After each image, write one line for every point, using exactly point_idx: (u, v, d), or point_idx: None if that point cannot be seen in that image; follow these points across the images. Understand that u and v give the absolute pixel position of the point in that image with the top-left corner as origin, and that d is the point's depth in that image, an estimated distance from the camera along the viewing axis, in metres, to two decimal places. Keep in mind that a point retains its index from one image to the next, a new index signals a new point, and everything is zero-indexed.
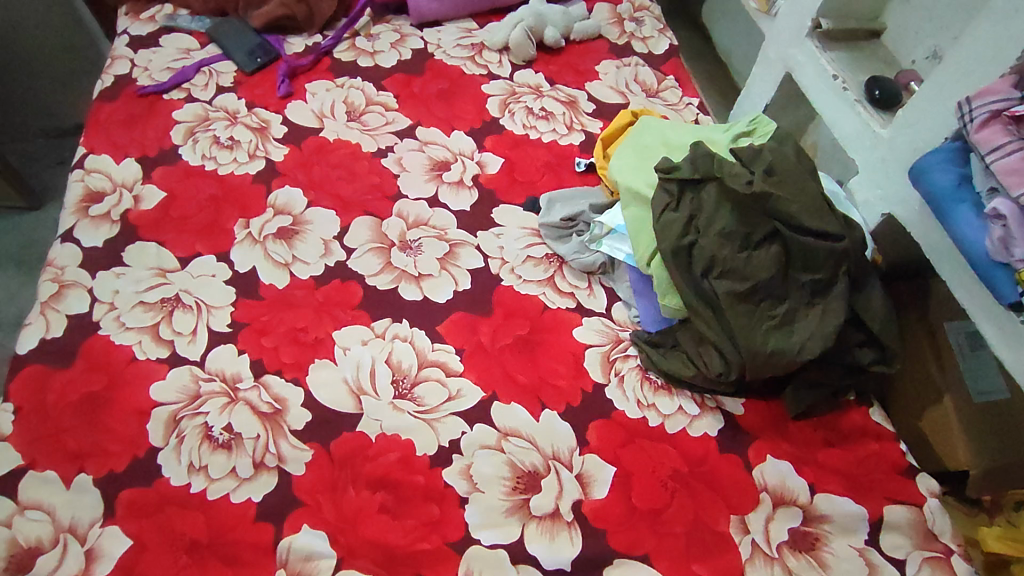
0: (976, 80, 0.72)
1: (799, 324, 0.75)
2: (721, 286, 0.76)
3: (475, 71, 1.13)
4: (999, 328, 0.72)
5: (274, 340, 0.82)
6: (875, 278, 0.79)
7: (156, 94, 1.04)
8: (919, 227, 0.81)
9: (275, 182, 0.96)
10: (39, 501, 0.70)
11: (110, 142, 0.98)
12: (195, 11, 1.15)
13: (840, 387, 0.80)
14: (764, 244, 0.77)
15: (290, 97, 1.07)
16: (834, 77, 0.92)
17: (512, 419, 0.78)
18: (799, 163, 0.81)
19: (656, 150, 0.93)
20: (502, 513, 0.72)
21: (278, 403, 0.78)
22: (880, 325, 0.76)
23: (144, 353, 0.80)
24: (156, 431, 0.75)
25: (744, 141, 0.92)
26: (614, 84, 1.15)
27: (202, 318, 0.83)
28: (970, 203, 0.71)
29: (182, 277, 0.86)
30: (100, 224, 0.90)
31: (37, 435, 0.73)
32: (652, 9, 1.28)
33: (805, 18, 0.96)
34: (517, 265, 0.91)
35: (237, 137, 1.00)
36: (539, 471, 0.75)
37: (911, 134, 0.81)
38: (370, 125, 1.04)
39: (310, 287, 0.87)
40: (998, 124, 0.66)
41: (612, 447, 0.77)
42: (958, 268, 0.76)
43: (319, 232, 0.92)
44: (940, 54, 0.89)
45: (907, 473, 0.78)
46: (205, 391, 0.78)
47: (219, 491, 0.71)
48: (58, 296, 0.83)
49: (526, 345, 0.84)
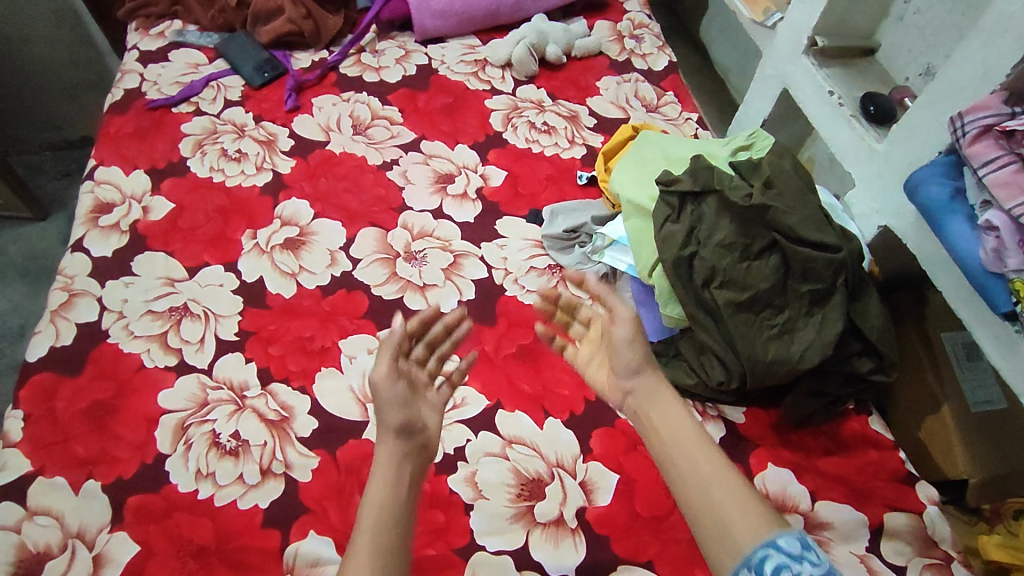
0: (967, 97, 0.74)
1: (798, 333, 0.76)
2: (721, 295, 0.78)
3: (478, 86, 1.15)
4: (994, 336, 0.73)
5: (281, 348, 0.83)
6: (872, 289, 0.81)
7: (166, 107, 1.06)
8: (914, 238, 0.83)
9: (282, 194, 0.98)
10: (47, 507, 0.70)
11: (119, 154, 1.00)
12: (204, 27, 1.18)
13: (840, 396, 0.81)
14: (763, 255, 0.79)
15: (297, 111, 1.08)
16: (830, 93, 0.95)
17: (515, 427, 0.79)
18: (797, 176, 0.84)
19: (657, 163, 0.95)
20: (507, 519, 0.73)
21: (285, 411, 0.79)
22: (878, 334, 0.78)
23: (153, 361, 0.81)
24: (164, 438, 0.75)
25: (743, 155, 0.94)
26: (615, 99, 1.17)
27: (209, 326, 0.84)
28: (963, 214, 0.73)
29: (190, 286, 0.88)
30: (110, 234, 0.91)
31: (45, 442, 0.74)
32: (652, 27, 1.31)
33: (801, 36, 0.98)
34: (521, 276, 0.93)
35: (245, 149, 1.02)
36: (543, 478, 0.76)
37: (905, 148, 0.83)
38: (375, 138, 1.06)
39: (316, 296, 0.88)
40: (990, 139, 0.68)
41: (614, 454, 0.78)
42: (952, 279, 0.78)
43: (325, 242, 0.94)
44: (933, 71, 0.92)
45: (906, 482, 0.79)
46: (213, 398, 0.79)
47: (226, 498, 0.72)
48: (68, 305, 0.84)
49: (529, 354, 0.85)
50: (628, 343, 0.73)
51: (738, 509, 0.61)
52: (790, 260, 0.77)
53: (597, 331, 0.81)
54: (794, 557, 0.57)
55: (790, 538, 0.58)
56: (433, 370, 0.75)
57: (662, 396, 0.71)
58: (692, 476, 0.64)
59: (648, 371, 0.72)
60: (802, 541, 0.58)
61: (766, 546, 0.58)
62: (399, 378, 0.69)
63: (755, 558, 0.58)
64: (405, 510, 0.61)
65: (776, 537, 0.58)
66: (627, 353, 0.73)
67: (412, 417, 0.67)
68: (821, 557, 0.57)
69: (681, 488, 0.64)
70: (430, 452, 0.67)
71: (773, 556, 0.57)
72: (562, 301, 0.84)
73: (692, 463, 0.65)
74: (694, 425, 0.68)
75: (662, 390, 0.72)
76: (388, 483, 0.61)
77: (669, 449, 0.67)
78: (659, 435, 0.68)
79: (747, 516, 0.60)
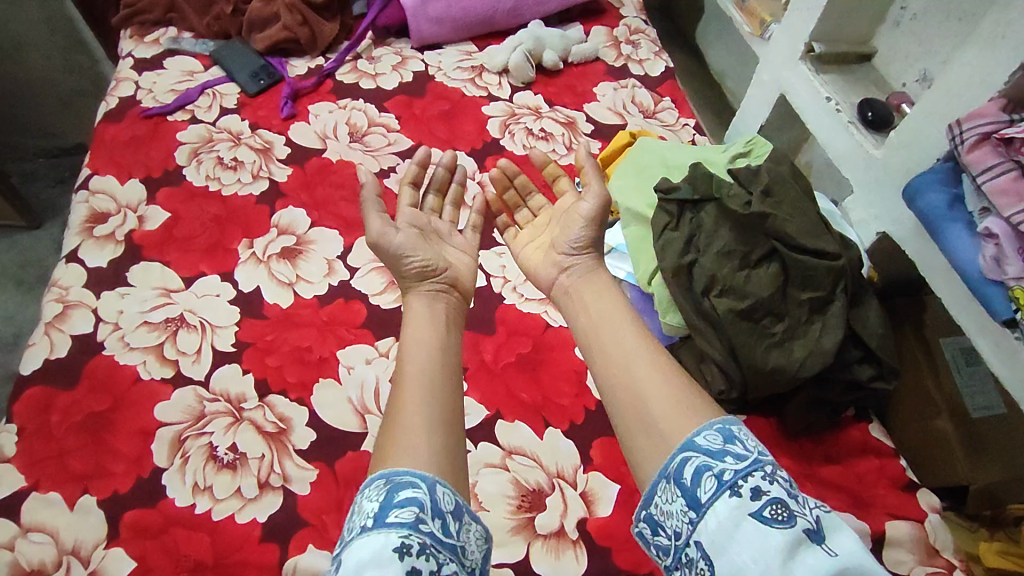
0: (965, 104, 0.74)
1: (798, 341, 0.76)
2: (722, 303, 0.77)
3: (475, 93, 1.15)
4: (995, 344, 0.73)
5: (278, 359, 0.83)
6: (871, 296, 0.81)
7: (161, 115, 1.05)
8: (915, 245, 0.83)
9: (280, 202, 0.97)
10: (42, 523, 0.70)
11: (115, 163, 0.99)
12: (199, 34, 1.17)
13: (841, 404, 0.81)
14: (762, 263, 0.79)
15: (293, 119, 1.08)
16: (828, 99, 0.95)
17: (516, 437, 0.79)
18: (795, 184, 0.84)
19: (656, 171, 0.94)
20: (508, 531, 0.72)
21: (283, 422, 0.78)
22: (878, 341, 0.78)
23: (149, 373, 0.80)
24: (160, 452, 0.75)
25: (742, 161, 0.94)
26: (612, 105, 1.16)
27: (207, 338, 0.84)
28: (962, 222, 0.73)
29: (187, 297, 0.87)
30: (105, 244, 0.90)
31: (40, 456, 0.73)
32: (648, 32, 1.30)
33: (798, 42, 0.98)
34: (520, 284, 0.92)
35: (241, 157, 1.02)
36: (543, 489, 0.75)
37: (903, 155, 0.83)
38: (372, 145, 1.06)
39: (313, 306, 0.88)
40: (987, 147, 0.68)
41: (614, 465, 0.78)
42: (951, 286, 0.78)
43: (323, 251, 0.93)
44: (930, 77, 0.92)
45: (907, 490, 0.79)
46: (210, 410, 0.78)
47: (225, 512, 0.71)
48: (63, 316, 0.83)
49: (529, 364, 0.85)
50: (581, 223, 0.79)
51: (663, 389, 0.61)
52: (789, 268, 0.77)
53: (544, 214, 0.87)
54: (714, 454, 0.52)
55: (711, 433, 0.54)
56: (450, 218, 0.85)
57: (594, 279, 0.76)
58: (620, 357, 0.66)
59: (589, 254, 0.78)
60: (724, 432, 0.54)
61: (684, 448, 0.54)
62: (405, 229, 0.77)
63: (675, 465, 0.53)
64: (446, 337, 0.69)
65: (696, 435, 0.54)
66: (577, 233, 0.79)
67: (432, 261, 0.75)
68: (748, 445, 0.52)
69: (609, 373, 0.65)
70: (460, 291, 0.77)
71: (693, 459, 0.52)
72: (518, 180, 0.89)
73: (618, 344, 0.67)
74: (624, 310, 0.72)
75: (598, 274, 0.77)
76: (424, 319, 0.70)
77: (598, 334, 0.70)
78: (590, 315, 0.72)
79: (679, 390, 0.60)
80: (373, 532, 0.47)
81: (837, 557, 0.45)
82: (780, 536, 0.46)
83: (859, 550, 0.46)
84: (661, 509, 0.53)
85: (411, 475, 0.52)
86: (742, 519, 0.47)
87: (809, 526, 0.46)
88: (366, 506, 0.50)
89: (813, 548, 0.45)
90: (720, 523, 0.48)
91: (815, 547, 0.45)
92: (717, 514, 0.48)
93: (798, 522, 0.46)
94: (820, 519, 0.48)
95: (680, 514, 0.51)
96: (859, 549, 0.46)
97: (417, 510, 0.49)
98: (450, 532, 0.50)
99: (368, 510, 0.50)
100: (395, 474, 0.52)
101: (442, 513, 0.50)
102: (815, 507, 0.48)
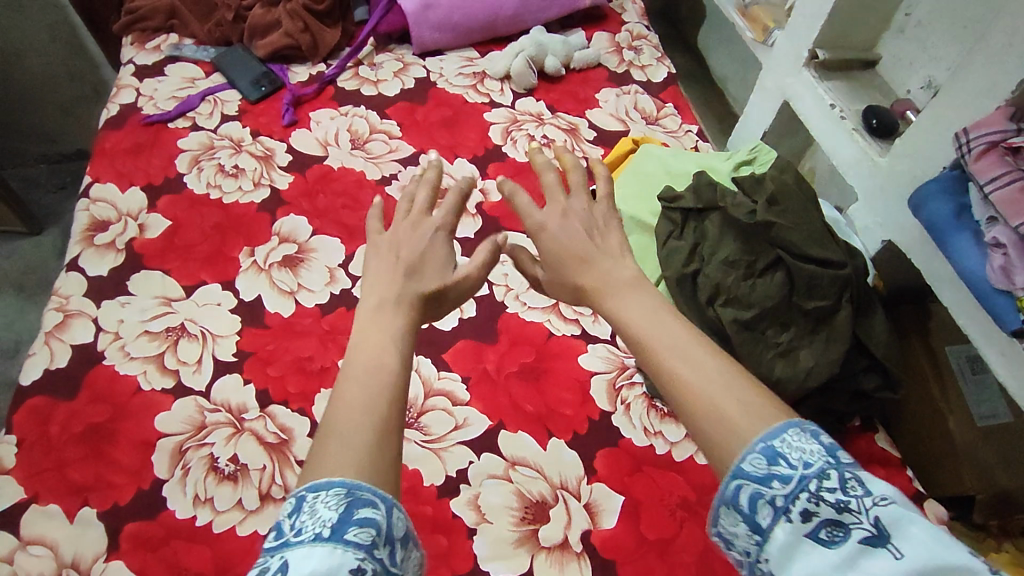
0: (973, 112, 0.73)
1: (804, 350, 0.75)
2: (727, 313, 0.77)
3: (477, 99, 1.14)
4: (1002, 353, 0.73)
5: (280, 368, 0.82)
6: (877, 304, 0.80)
7: (161, 122, 1.05)
8: (920, 253, 0.83)
9: (281, 210, 0.97)
10: (41, 535, 0.69)
11: (115, 171, 0.99)
12: (200, 41, 1.17)
13: (846, 414, 0.81)
14: (767, 272, 0.78)
15: (295, 125, 1.07)
16: (832, 107, 0.94)
17: (519, 448, 0.78)
18: (801, 192, 0.83)
19: (659, 179, 0.94)
20: (512, 544, 0.72)
21: (284, 433, 0.77)
22: (885, 351, 0.78)
23: (150, 383, 0.79)
24: (160, 463, 0.74)
25: (745, 170, 0.94)
26: (614, 111, 1.16)
27: (207, 347, 0.83)
28: (970, 231, 0.73)
29: (187, 306, 0.86)
30: (105, 253, 0.90)
31: (40, 468, 0.73)
32: (650, 38, 1.30)
33: (803, 49, 0.98)
34: (522, 293, 0.92)
35: (242, 165, 1.01)
36: (547, 501, 0.75)
37: (910, 162, 0.82)
38: (374, 152, 1.05)
39: (315, 315, 0.87)
40: (995, 156, 0.68)
41: (619, 475, 0.77)
42: (957, 294, 0.78)
43: (324, 260, 0.93)
44: (935, 84, 0.92)
45: (914, 500, 0.78)
46: (211, 421, 0.77)
47: (226, 524, 0.71)
48: (63, 326, 0.83)
49: (531, 373, 0.84)
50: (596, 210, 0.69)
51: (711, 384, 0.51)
52: (794, 276, 0.76)
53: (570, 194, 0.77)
54: (760, 479, 0.46)
55: (752, 452, 0.47)
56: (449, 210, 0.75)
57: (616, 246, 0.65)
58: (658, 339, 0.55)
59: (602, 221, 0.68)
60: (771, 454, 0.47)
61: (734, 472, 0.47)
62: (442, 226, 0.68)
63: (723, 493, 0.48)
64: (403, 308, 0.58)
65: (741, 459, 0.47)
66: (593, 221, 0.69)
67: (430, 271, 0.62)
68: (792, 461, 0.46)
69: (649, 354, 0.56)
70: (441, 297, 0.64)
71: (735, 485, 0.47)
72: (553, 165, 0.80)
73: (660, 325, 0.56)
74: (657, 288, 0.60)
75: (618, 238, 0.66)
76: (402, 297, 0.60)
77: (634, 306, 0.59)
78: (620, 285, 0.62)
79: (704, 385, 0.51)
80: (326, 547, 0.42)
81: (904, 560, 0.42)
82: (839, 560, 0.43)
83: (930, 538, 0.42)
84: (725, 531, 0.49)
85: (372, 490, 0.45)
86: (800, 543, 0.45)
87: (866, 535, 0.43)
88: (321, 509, 0.44)
89: (876, 554, 0.42)
90: (781, 553, 0.45)
91: (878, 553, 0.42)
92: (776, 542, 0.45)
93: (854, 534, 0.43)
94: (880, 518, 0.43)
95: (745, 539, 0.48)
96: (929, 536, 0.42)
97: (375, 533, 0.44)
98: (396, 563, 0.45)
99: (324, 516, 0.43)
100: (355, 482, 0.45)
101: (394, 540, 0.45)
102: (872, 503, 0.44)
